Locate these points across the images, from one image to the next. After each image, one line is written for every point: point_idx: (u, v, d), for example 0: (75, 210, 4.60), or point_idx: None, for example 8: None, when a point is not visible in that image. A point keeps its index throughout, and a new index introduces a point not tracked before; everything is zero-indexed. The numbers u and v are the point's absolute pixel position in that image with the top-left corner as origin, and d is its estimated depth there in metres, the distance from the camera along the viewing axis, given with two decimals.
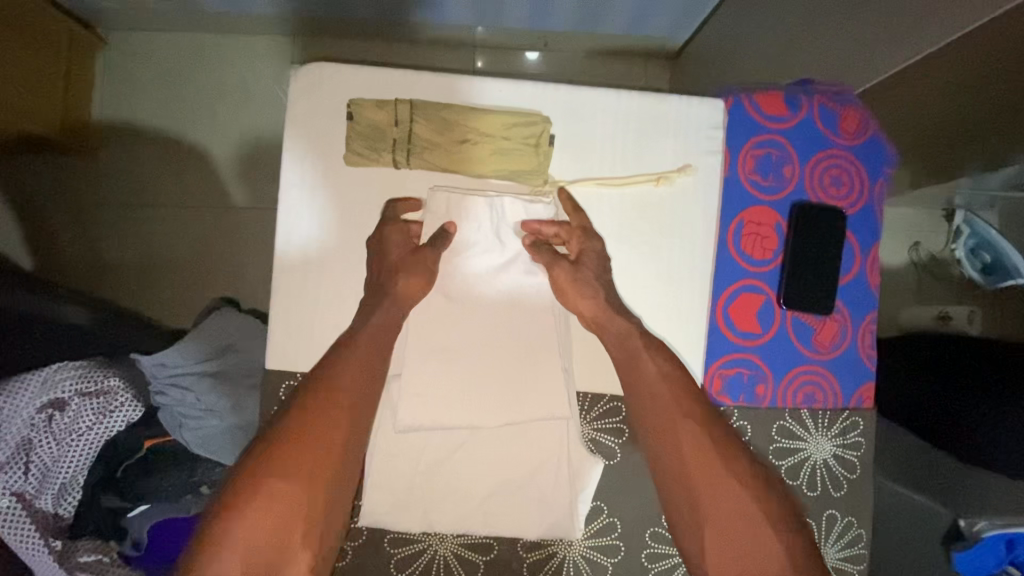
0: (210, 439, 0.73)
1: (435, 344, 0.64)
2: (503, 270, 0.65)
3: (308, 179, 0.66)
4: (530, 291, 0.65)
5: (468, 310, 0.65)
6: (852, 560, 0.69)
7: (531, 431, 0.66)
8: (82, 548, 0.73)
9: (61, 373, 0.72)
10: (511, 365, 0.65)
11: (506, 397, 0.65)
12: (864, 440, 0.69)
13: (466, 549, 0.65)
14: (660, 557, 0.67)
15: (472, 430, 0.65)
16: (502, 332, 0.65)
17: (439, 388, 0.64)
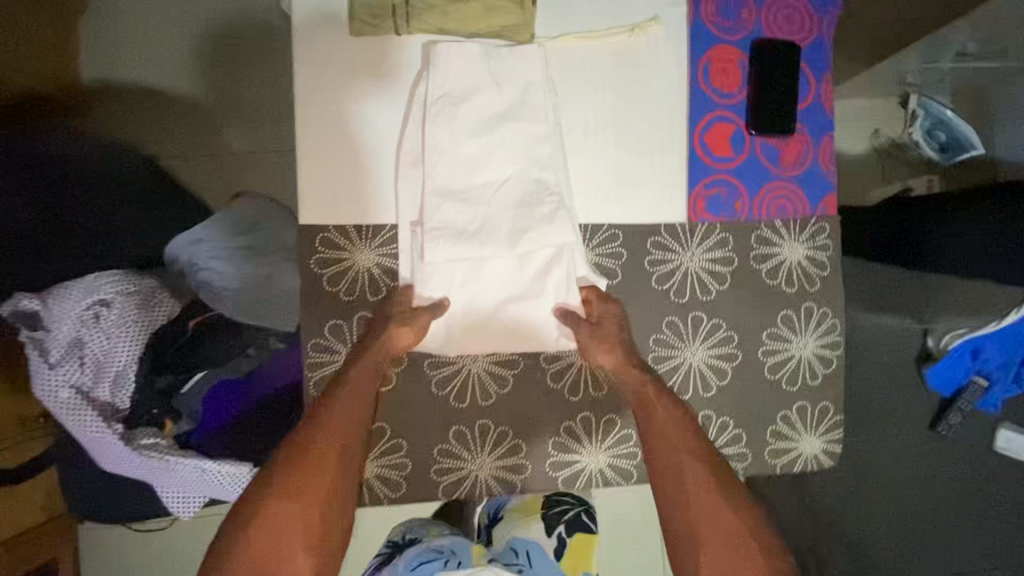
0: (249, 305, 0.80)
1: (446, 186, 0.70)
2: (505, 118, 0.71)
3: (313, 51, 0.70)
4: (529, 134, 0.72)
5: (472, 154, 0.71)
6: (830, 347, 0.78)
7: (542, 258, 0.72)
8: (141, 433, 0.80)
9: (101, 279, 0.81)
10: (518, 200, 0.72)
11: (516, 228, 0.71)
12: (832, 241, 0.78)
13: (496, 367, 0.75)
14: (664, 360, 0.76)
15: (487, 261, 0.72)
16: (506, 171, 0.71)
17: (452, 225, 0.70)
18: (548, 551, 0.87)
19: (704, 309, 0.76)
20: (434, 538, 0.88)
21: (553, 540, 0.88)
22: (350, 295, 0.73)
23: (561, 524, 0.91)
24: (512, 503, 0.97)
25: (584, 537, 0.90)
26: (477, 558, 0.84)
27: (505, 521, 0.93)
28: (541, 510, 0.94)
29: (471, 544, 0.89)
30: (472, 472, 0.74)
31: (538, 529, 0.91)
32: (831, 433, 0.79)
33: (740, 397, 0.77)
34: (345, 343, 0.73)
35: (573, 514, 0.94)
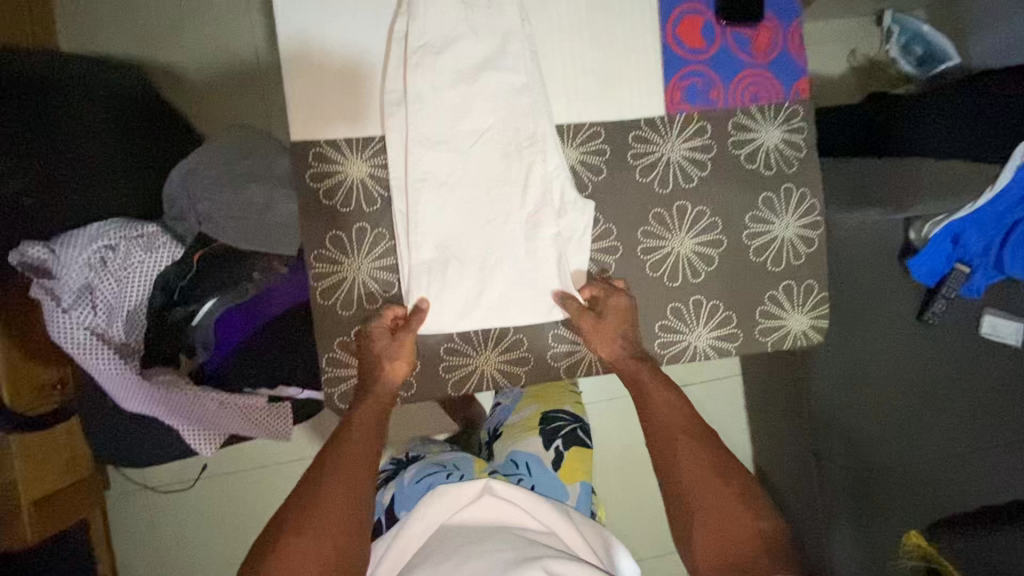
0: (251, 232, 0.83)
1: (430, 119, 0.73)
2: (484, 68, 0.74)
3: None
4: (505, 76, 0.75)
5: (452, 81, 0.74)
6: (811, 227, 0.81)
7: (529, 176, 0.75)
8: (156, 371, 0.88)
9: (105, 227, 0.86)
10: (506, 143, 0.75)
11: (499, 169, 0.75)
12: (807, 124, 0.81)
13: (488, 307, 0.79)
14: (653, 250, 0.80)
15: (477, 203, 0.75)
16: (487, 107, 0.74)
17: (441, 168, 0.74)
18: (547, 463, 0.92)
19: (687, 198, 0.79)
20: (436, 455, 0.92)
21: (551, 453, 0.93)
22: (347, 207, 0.75)
23: (558, 438, 0.96)
24: (511, 419, 1.02)
25: (579, 449, 0.95)
26: (477, 471, 0.88)
27: (505, 437, 0.99)
28: (538, 425, 0.98)
29: (472, 457, 0.91)
30: (477, 367, 0.79)
31: (536, 442, 0.95)
32: (818, 309, 0.83)
33: (728, 281, 0.81)
34: (347, 253, 0.76)
35: (568, 429, 0.97)
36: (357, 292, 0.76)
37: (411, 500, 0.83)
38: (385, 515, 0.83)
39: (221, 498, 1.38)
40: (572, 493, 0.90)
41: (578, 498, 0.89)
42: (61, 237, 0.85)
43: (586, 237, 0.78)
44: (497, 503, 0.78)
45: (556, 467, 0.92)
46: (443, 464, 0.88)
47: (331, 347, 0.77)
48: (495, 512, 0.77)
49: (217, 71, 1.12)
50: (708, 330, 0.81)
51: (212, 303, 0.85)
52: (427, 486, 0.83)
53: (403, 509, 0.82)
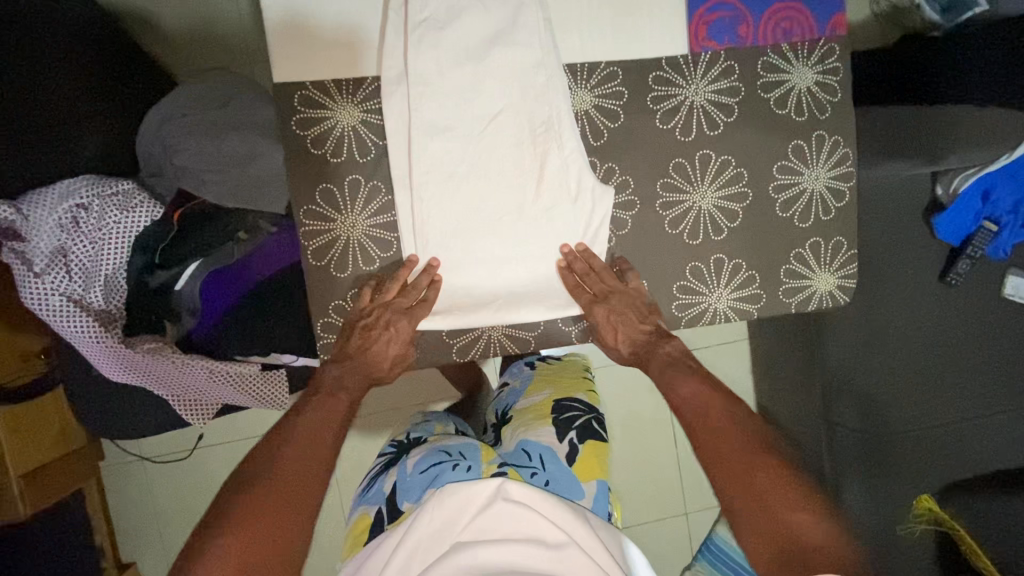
0: (238, 189, 0.77)
1: (435, 91, 0.66)
2: (495, 42, 0.66)
3: None
4: (520, 52, 0.67)
5: (456, 33, 0.65)
6: (841, 179, 0.75)
7: (545, 149, 0.69)
8: (141, 339, 0.82)
9: (75, 183, 0.79)
10: (523, 125, 0.68)
11: (512, 155, 0.69)
12: (843, 64, 0.73)
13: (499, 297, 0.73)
14: (674, 205, 0.73)
15: (488, 192, 0.69)
16: (499, 90, 0.67)
17: (447, 157, 0.68)
18: (560, 454, 0.87)
19: (711, 146, 0.73)
20: (440, 439, 0.88)
21: (565, 445, 0.88)
22: (338, 157, 0.69)
23: (572, 430, 0.91)
24: (520, 404, 0.98)
25: (594, 443, 0.90)
26: (485, 462, 0.83)
27: (516, 423, 0.95)
28: (550, 415, 0.93)
29: (479, 445, 0.87)
30: (482, 332, 0.74)
31: (550, 433, 0.89)
32: (845, 269, 0.77)
33: (753, 237, 0.75)
34: (339, 209, 0.69)
35: (583, 421, 0.93)
36: (351, 252, 0.70)
37: (414, 490, 0.78)
38: (387, 503, 0.80)
39: (218, 467, 1.35)
40: (588, 491, 0.84)
41: (595, 498, 0.83)
42: (27, 195, 0.78)
43: (604, 204, 0.71)
44: (508, 509, 0.73)
45: (571, 462, 0.87)
46: (449, 452, 0.83)
47: (326, 313, 0.72)
48: (507, 519, 0.73)
49: (197, 18, 1.03)
50: (729, 291, 0.76)
51: (194, 267, 0.79)
52: (431, 478, 0.78)
53: (407, 501, 0.78)
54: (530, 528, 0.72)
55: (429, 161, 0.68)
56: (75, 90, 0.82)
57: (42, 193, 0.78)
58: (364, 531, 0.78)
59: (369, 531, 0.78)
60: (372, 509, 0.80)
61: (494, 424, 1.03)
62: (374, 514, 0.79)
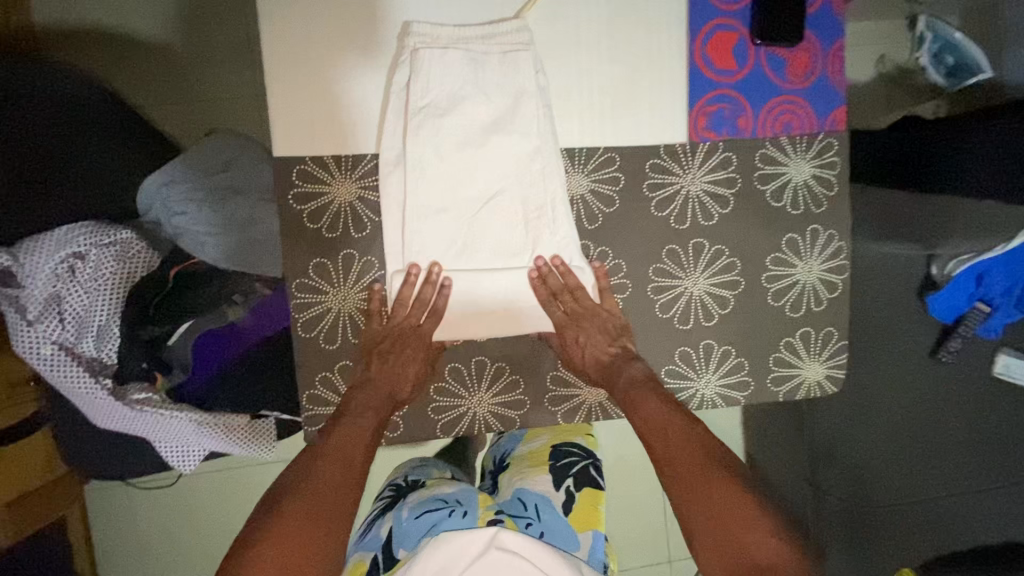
0: (234, 252, 0.78)
1: (435, 174, 0.67)
2: (494, 129, 0.67)
3: None
4: (519, 139, 0.67)
5: (457, 118, 0.67)
6: (835, 271, 0.75)
7: (538, 232, 0.69)
8: (132, 388, 0.80)
9: (73, 231, 0.79)
10: (520, 209, 0.69)
11: (507, 238, 0.69)
12: (840, 159, 0.74)
13: (494, 368, 0.74)
14: (665, 291, 0.74)
15: (483, 274, 0.69)
16: (498, 176, 0.68)
17: (443, 238, 0.68)
18: (555, 502, 0.87)
19: (705, 235, 0.73)
20: (436, 486, 0.88)
21: (560, 493, 0.88)
22: (334, 232, 0.69)
23: (568, 478, 0.91)
24: (519, 451, 0.99)
25: (591, 491, 0.90)
26: (481, 509, 0.84)
27: (512, 471, 0.96)
28: (546, 461, 0.94)
29: (477, 493, 0.87)
30: (470, 409, 0.74)
31: (544, 482, 0.90)
32: (835, 359, 0.77)
33: (743, 325, 0.75)
34: (332, 282, 0.70)
35: (580, 467, 0.93)
36: (342, 325, 0.70)
37: (410, 538, 0.78)
38: (384, 550, 0.79)
39: (203, 498, 1.35)
40: (584, 543, 0.82)
41: (590, 550, 0.82)
42: (24, 240, 0.78)
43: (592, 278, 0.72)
44: (501, 557, 0.71)
45: (566, 512, 0.86)
46: (445, 500, 0.83)
47: (313, 385, 0.71)
48: (500, 567, 0.70)
49: (206, 62, 1.04)
50: (718, 377, 0.76)
51: (192, 322, 0.79)
52: (430, 526, 0.78)
53: (401, 548, 0.78)
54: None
55: (422, 240, 0.68)
56: (78, 139, 0.82)
57: (38, 238, 0.79)
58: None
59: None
60: (368, 557, 0.79)
61: (491, 471, 1.03)
62: (369, 560, 0.79)
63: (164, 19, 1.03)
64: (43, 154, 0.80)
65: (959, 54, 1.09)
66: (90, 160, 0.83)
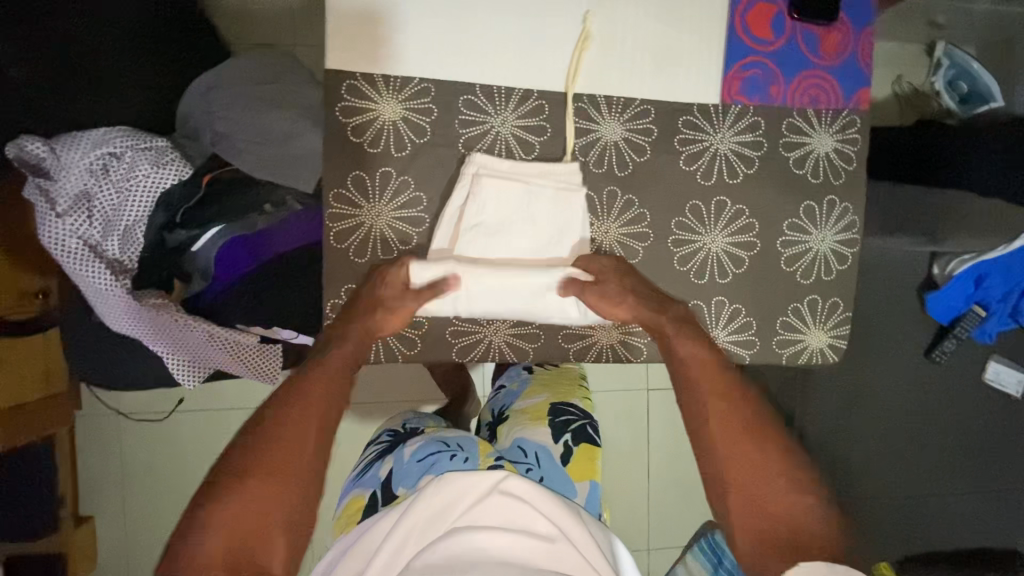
0: (268, 161, 0.79)
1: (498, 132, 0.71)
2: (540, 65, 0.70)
3: None
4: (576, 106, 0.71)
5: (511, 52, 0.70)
6: (845, 243, 0.79)
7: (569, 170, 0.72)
8: (147, 293, 0.84)
9: (112, 133, 0.79)
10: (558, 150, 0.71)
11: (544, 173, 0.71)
12: (861, 137, 0.78)
13: (516, 339, 0.76)
14: (684, 244, 0.76)
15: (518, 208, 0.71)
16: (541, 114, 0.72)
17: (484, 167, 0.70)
18: (554, 454, 0.89)
19: (728, 193, 0.76)
20: (438, 431, 0.88)
21: (559, 446, 0.90)
22: (375, 148, 0.71)
23: (568, 432, 0.93)
24: (518, 405, 1.00)
25: (588, 447, 0.92)
26: (482, 456, 0.85)
27: (513, 421, 0.98)
28: (546, 417, 0.96)
29: (477, 440, 0.88)
30: (487, 336, 0.76)
31: (543, 433, 0.92)
32: (839, 329, 0.80)
33: (755, 287, 0.78)
34: (367, 197, 0.72)
35: (578, 425, 0.95)
36: (372, 241, 0.72)
37: (410, 478, 0.79)
38: (383, 488, 0.80)
39: (195, 433, 1.35)
40: (581, 491, 0.86)
41: (588, 497, 0.85)
42: (64, 136, 0.79)
43: (613, 223, 0.75)
44: (506, 501, 0.72)
45: (565, 462, 0.88)
46: (447, 443, 0.84)
47: (337, 295, 0.73)
48: (502, 511, 0.72)
49: None
50: (726, 334, 0.78)
51: (220, 228, 0.81)
52: (428, 467, 0.79)
53: (401, 486, 0.79)
54: (525, 522, 0.71)
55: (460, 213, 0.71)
56: (121, 42, 0.83)
57: (77, 136, 0.80)
58: (357, 511, 0.80)
59: (361, 514, 0.79)
60: (367, 494, 0.81)
61: (490, 422, 1.05)
62: (368, 496, 0.80)
63: None
64: (79, 48, 0.81)
65: (973, 81, 1.15)
66: (130, 62, 0.84)
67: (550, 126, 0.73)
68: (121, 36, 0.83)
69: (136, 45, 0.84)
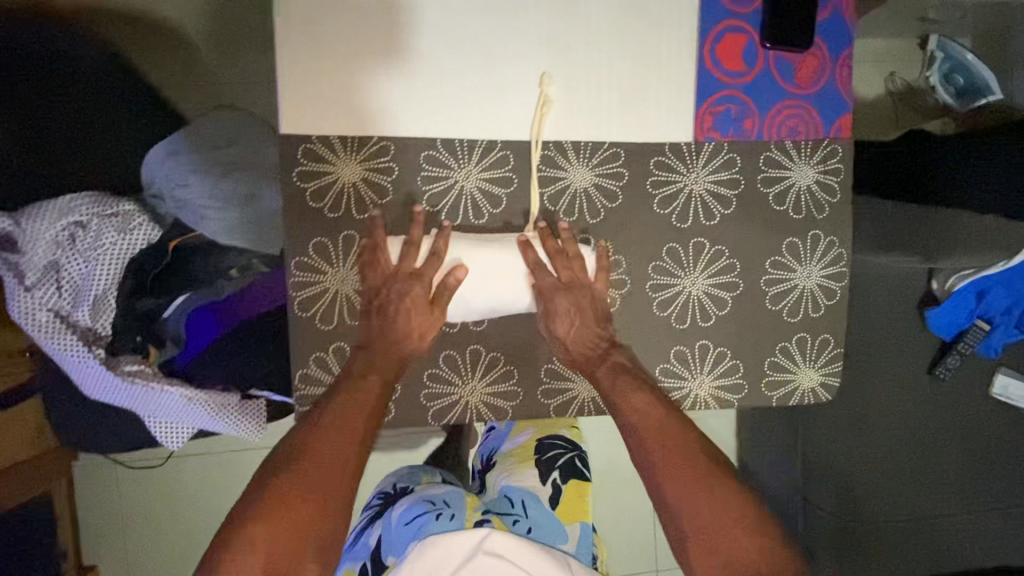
0: (232, 228, 0.78)
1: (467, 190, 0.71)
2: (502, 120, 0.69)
3: None
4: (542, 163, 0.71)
5: (479, 104, 0.69)
6: (834, 278, 0.76)
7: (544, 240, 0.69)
8: (125, 359, 0.79)
9: (77, 200, 0.77)
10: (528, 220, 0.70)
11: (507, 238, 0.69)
12: (844, 167, 0.74)
13: (494, 398, 0.74)
14: (663, 288, 0.74)
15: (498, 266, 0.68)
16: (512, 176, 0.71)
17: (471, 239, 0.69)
18: (541, 497, 0.89)
19: (706, 234, 0.73)
20: (425, 489, 0.87)
21: (547, 488, 0.90)
22: (336, 212, 0.69)
23: (556, 471, 0.93)
24: (505, 448, 0.99)
25: (578, 483, 0.92)
26: (469, 510, 0.85)
27: (499, 467, 0.96)
28: (533, 456, 0.95)
29: (464, 493, 0.88)
30: (462, 397, 0.73)
31: (532, 477, 0.91)
32: (829, 365, 0.78)
33: (739, 328, 0.75)
34: (331, 262, 0.70)
35: (566, 459, 0.95)
36: (338, 306, 0.71)
37: (400, 543, 0.78)
38: (373, 558, 0.80)
39: (194, 477, 1.34)
40: (571, 535, 0.85)
41: (578, 541, 0.85)
42: (30, 208, 0.77)
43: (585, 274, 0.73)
44: (490, 561, 0.74)
45: (553, 505, 0.89)
46: (433, 502, 0.83)
47: (305, 363, 0.71)
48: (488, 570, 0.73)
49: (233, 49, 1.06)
50: (712, 379, 0.76)
51: (184, 299, 0.81)
52: (416, 530, 0.78)
53: (392, 554, 0.78)
54: None
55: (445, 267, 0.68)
56: (84, 107, 0.81)
57: (42, 206, 0.78)
58: None
59: None
60: (358, 565, 0.81)
61: (479, 470, 1.02)
62: (359, 568, 0.80)
63: (197, 6, 1.05)
64: (45, 120, 0.80)
65: (968, 76, 1.10)
66: (86, 126, 0.81)
67: (517, 176, 0.71)
68: (77, 99, 0.81)
69: (90, 107, 0.82)
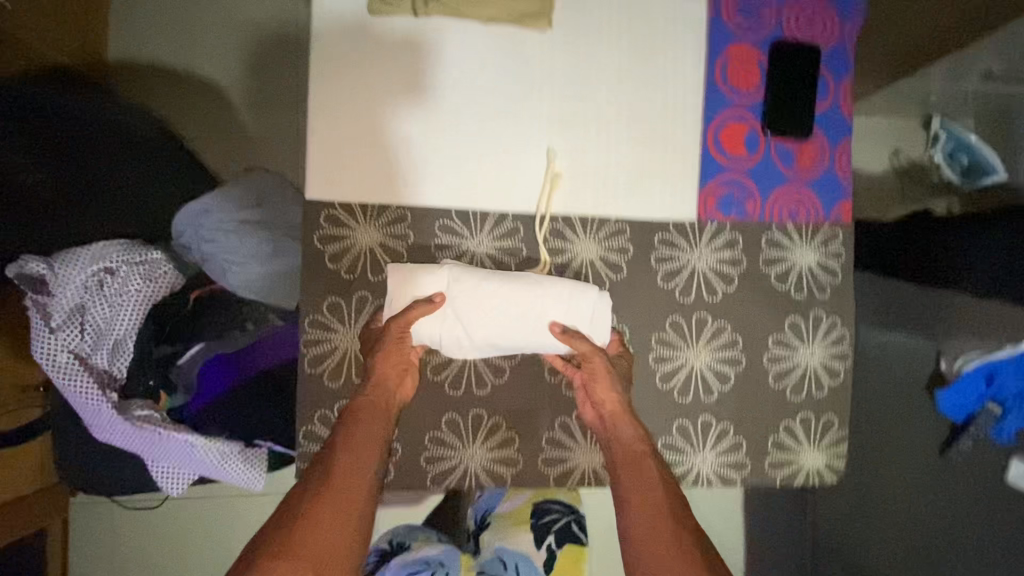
0: (251, 282, 0.81)
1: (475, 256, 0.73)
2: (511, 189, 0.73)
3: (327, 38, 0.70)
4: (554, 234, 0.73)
5: (489, 176, 0.73)
6: (839, 357, 0.77)
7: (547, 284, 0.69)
8: (136, 403, 0.81)
9: (109, 248, 0.80)
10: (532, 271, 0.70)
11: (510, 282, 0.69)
12: (846, 250, 0.77)
13: (494, 466, 0.74)
14: (666, 361, 0.75)
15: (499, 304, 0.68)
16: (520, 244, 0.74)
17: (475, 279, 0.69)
18: (536, 562, 0.87)
19: (709, 309, 0.75)
20: (419, 548, 0.86)
21: (542, 552, 0.88)
22: (352, 274, 0.72)
23: (551, 533, 0.91)
24: (501, 509, 0.96)
25: (572, 549, 0.90)
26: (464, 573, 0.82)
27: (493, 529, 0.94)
28: (528, 520, 0.93)
29: (458, 555, 0.86)
30: (461, 463, 0.74)
31: (527, 542, 0.89)
32: (835, 447, 0.77)
33: (741, 403, 0.75)
34: (342, 321, 0.73)
35: (562, 524, 0.93)
36: (347, 365, 0.73)
37: None
38: None
39: (175, 530, 1.29)
40: None
41: None
42: (63, 253, 0.80)
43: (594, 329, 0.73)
44: None
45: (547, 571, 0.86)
46: (427, 562, 0.81)
47: (309, 420, 0.73)
48: None
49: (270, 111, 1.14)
50: (715, 454, 0.75)
51: (201, 346, 0.83)
52: None
53: None
54: None
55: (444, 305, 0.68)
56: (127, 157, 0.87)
57: (75, 252, 0.80)
58: None
59: None
60: None
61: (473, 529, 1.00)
62: None
63: (243, 73, 1.14)
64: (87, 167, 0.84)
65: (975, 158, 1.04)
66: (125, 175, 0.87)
67: (526, 246, 0.74)
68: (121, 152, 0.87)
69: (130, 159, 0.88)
